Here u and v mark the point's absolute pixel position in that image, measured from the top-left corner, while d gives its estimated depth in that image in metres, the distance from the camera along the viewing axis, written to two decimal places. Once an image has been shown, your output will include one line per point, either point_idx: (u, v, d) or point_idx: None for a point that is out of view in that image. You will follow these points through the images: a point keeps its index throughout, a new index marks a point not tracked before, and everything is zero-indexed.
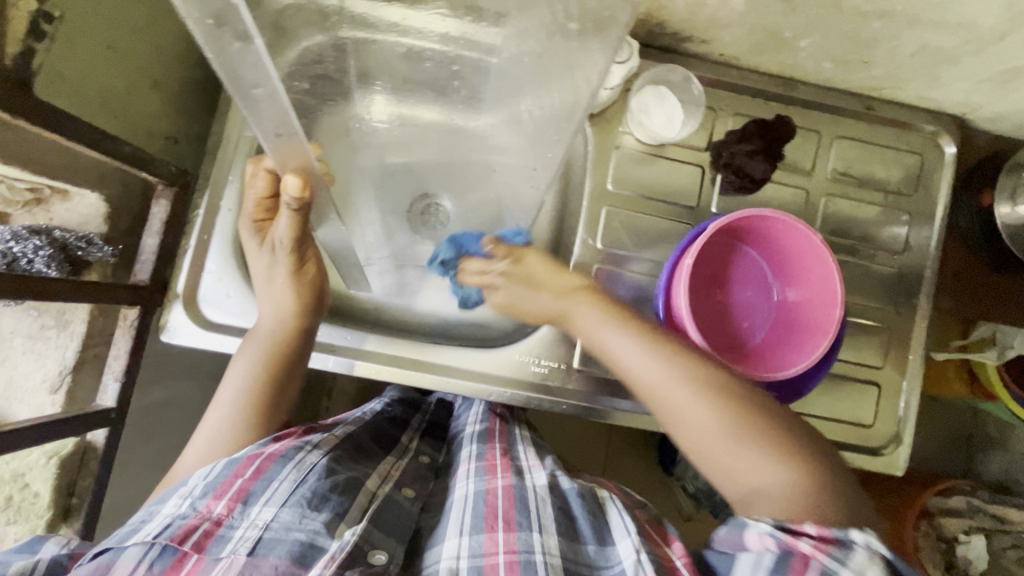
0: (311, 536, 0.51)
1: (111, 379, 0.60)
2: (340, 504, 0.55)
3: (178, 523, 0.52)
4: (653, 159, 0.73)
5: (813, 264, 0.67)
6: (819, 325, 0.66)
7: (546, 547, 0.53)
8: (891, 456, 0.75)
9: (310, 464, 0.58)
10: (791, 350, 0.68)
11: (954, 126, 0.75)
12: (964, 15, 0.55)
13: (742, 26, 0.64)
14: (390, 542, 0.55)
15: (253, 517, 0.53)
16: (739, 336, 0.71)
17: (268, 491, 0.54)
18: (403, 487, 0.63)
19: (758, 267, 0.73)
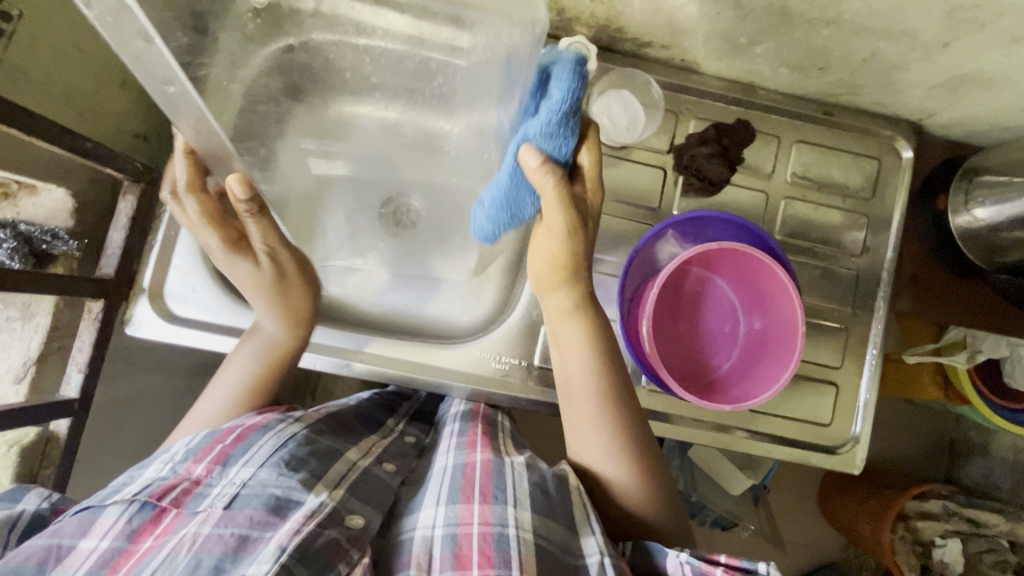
0: (287, 492, 0.52)
1: (75, 370, 0.62)
2: (317, 469, 0.56)
3: (158, 482, 0.53)
4: (615, 161, 0.75)
5: (783, 298, 0.66)
6: (777, 366, 0.65)
7: (520, 521, 0.54)
8: (848, 455, 0.76)
9: (290, 433, 0.59)
10: (756, 380, 0.67)
11: (911, 131, 0.76)
12: (907, 24, 0.57)
13: (697, 32, 0.66)
14: (367, 509, 0.55)
15: (231, 476, 0.53)
16: (706, 363, 0.70)
17: (248, 454, 0.55)
18: (384, 462, 0.64)
19: (730, 296, 0.71)
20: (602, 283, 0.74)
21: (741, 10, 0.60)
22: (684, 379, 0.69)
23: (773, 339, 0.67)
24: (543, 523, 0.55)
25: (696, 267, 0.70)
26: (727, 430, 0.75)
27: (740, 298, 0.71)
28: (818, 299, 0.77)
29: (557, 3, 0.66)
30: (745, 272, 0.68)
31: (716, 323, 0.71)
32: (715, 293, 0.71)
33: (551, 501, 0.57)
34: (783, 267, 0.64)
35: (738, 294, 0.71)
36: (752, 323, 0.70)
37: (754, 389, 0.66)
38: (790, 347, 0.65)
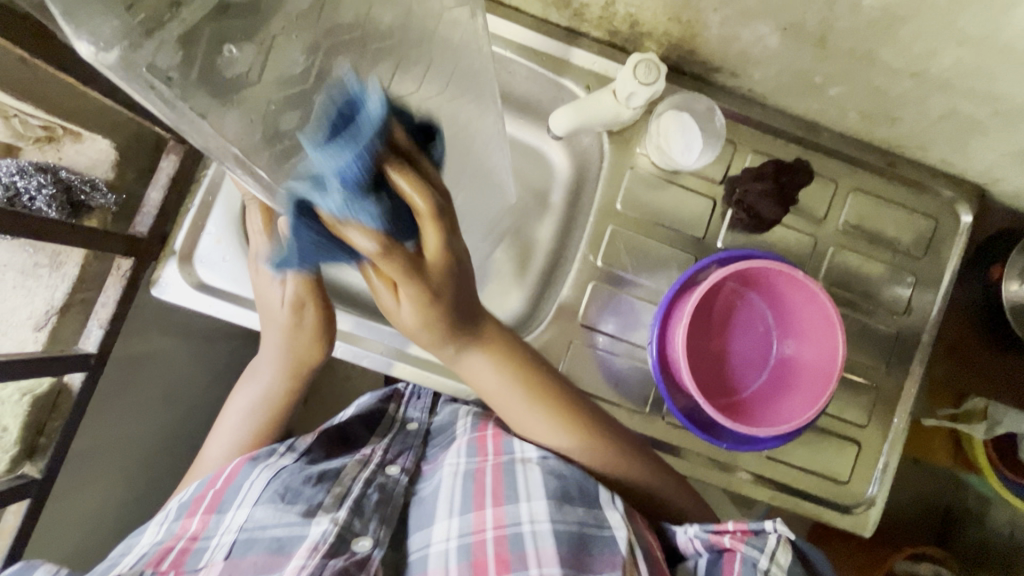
0: (288, 529, 0.57)
1: (95, 325, 0.60)
2: (314, 496, 0.60)
3: (155, 548, 0.58)
4: (666, 184, 0.72)
5: (818, 318, 0.63)
6: (820, 381, 0.63)
7: (531, 515, 0.57)
8: (861, 516, 0.74)
9: (281, 464, 0.63)
10: (778, 409, 0.64)
11: (974, 195, 0.74)
12: (998, 87, 0.55)
13: (774, 65, 0.64)
14: (378, 528, 0.59)
15: (228, 521, 0.59)
16: (731, 384, 0.67)
17: (242, 496, 0.60)
18: (388, 466, 0.67)
19: (762, 316, 0.68)
20: (634, 306, 0.73)
21: (824, 48, 0.58)
22: (708, 398, 0.66)
23: (814, 354, 0.64)
24: (556, 510, 0.57)
25: (734, 284, 0.66)
26: (740, 474, 0.73)
27: (772, 310, 0.67)
28: (852, 353, 0.75)
29: (632, 16, 0.64)
30: (777, 281, 0.64)
31: (749, 336, 0.68)
32: (745, 308, 0.68)
33: (564, 481, 0.59)
34: (816, 279, 0.61)
35: (769, 307, 0.67)
36: (786, 339, 0.67)
37: (797, 407, 0.63)
38: (824, 381, 0.62)
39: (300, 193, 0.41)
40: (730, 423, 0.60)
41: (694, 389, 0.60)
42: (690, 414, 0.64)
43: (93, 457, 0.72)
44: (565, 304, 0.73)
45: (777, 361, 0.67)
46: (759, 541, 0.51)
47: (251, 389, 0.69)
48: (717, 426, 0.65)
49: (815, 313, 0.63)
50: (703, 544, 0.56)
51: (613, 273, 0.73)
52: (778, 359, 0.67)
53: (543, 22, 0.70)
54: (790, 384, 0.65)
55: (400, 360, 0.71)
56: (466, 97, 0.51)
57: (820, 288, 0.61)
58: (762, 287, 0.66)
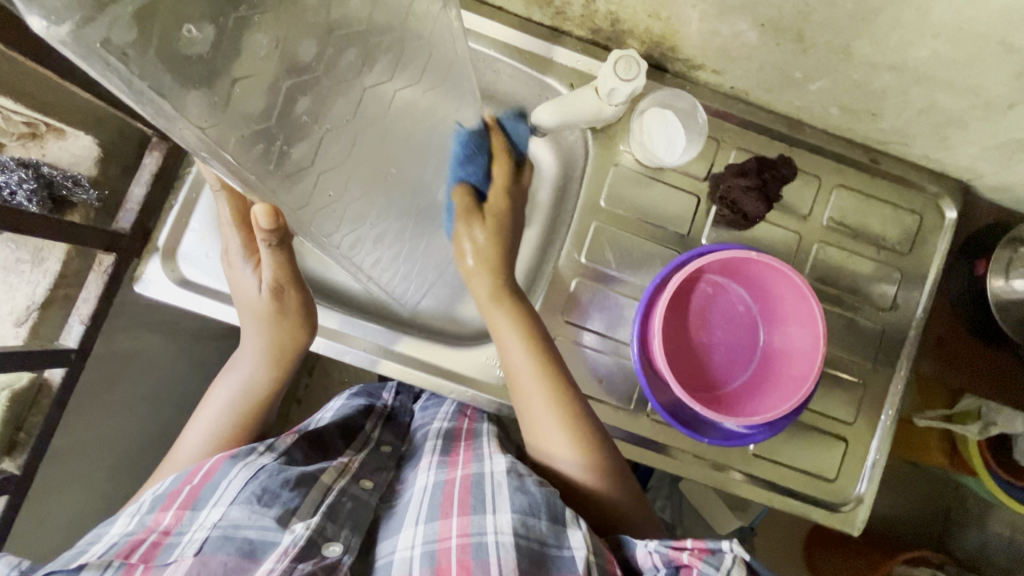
0: (261, 533, 0.56)
1: (77, 321, 0.61)
2: (291, 500, 0.59)
3: (125, 539, 0.56)
4: (649, 181, 0.73)
5: (800, 311, 0.63)
6: (802, 368, 0.62)
7: (497, 526, 0.57)
8: (849, 514, 0.73)
9: (260, 464, 0.62)
10: (762, 401, 0.64)
11: (958, 190, 0.74)
12: (975, 79, 0.55)
13: (754, 61, 0.64)
14: (344, 534, 0.60)
15: (201, 519, 0.57)
16: (714, 376, 0.67)
17: (217, 495, 0.59)
18: (361, 479, 0.67)
19: (745, 308, 0.68)
20: (619, 302, 0.73)
21: (802, 43, 0.58)
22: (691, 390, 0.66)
23: (796, 344, 0.64)
24: (520, 522, 0.57)
25: (716, 275, 0.67)
26: (727, 472, 0.73)
27: (754, 301, 0.67)
28: (838, 349, 0.74)
29: (613, 13, 0.65)
30: (759, 274, 0.64)
31: (732, 327, 0.67)
32: (727, 300, 0.68)
33: (531, 498, 0.58)
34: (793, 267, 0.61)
35: (753, 299, 0.67)
36: (769, 331, 0.66)
37: (781, 396, 0.63)
38: (805, 372, 0.62)
39: (276, 181, 0.41)
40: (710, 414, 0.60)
41: (673, 379, 0.60)
42: (674, 410, 0.64)
43: (76, 455, 0.72)
44: (550, 301, 0.73)
45: (761, 353, 0.67)
46: (715, 560, 0.49)
47: (227, 385, 0.69)
48: (703, 423, 0.64)
49: (795, 301, 0.63)
50: (660, 560, 0.54)
51: (598, 270, 0.73)
52: (762, 350, 0.66)
53: (526, 21, 0.71)
54: (773, 375, 0.65)
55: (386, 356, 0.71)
56: (441, 90, 0.53)
57: (798, 276, 0.61)
58: (744, 279, 0.66)
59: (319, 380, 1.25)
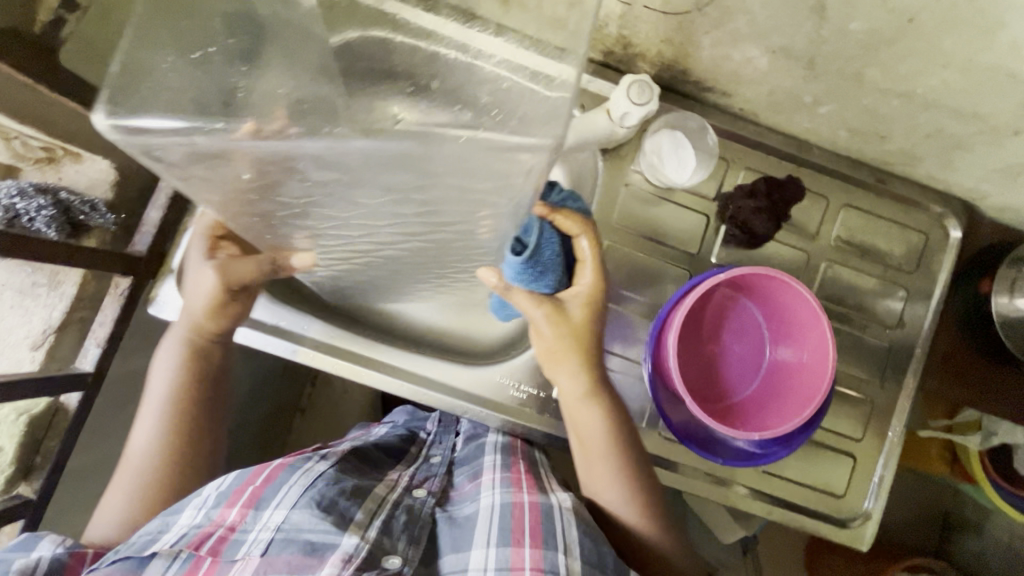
0: (322, 536, 0.57)
1: (94, 344, 0.61)
2: (349, 508, 0.60)
3: (194, 531, 0.59)
4: (660, 201, 0.73)
5: (809, 323, 0.63)
6: (812, 382, 0.62)
7: (569, 568, 0.55)
8: (858, 529, 0.74)
9: (317, 472, 0.63)
10: (772, 415, 0.64)
11: (962, 209, 0.75)
12: (981, 107, 0.56)
13: (765, 85, 0.65)
14: (405, 547, 0.59)
15: (265, 520, 0.59)
16: (724, 390, 0.67)
17: (281, 496, 0.60)
18: (414, 489, 0.68)
19: (755, 321, 0.69)
20: (629, 321, 0.73)
21: (813, 70, 0.59)
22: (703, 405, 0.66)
23: (807, 358, 0.64)
24: (588, 573, 0.56)
25: (725, 290, 0.67)
26: (738, 488, 0.74)
27: (764, 315, 0.68)
28: (846, 366, 0.75)
29: (625, 38, 0.65)
30: (769, 289, 0.65)
31: (743, 340, 0.68)
32: (737, 315, 0.69)
33: (600, 548, 0.57)
34: (800, 281, 0.61)
35: (761, 312, 0.68)
36: (780, 346, 0.67)
37: (791, 410, 0.63)
38: (815, 383, 0.62)
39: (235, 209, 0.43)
40: (723, 429, 0.60)
41: (688, 398, 0.60)
42: (686, 428, 0.64)
43: (90, 474, 0.72)
44: None
45: (772, 367, 0.67)
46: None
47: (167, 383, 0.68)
48: (715, 442, 0.64)
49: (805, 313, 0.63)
50: None
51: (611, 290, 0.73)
52: (773, 365, 0.67)
53: None
54: (784, 389, 0.66)
55: (400, 378, 0.72)
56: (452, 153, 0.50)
57: (808, 291, 0.61)
58: (753, 293, 0.67)
59: (323, 392, 1.24)
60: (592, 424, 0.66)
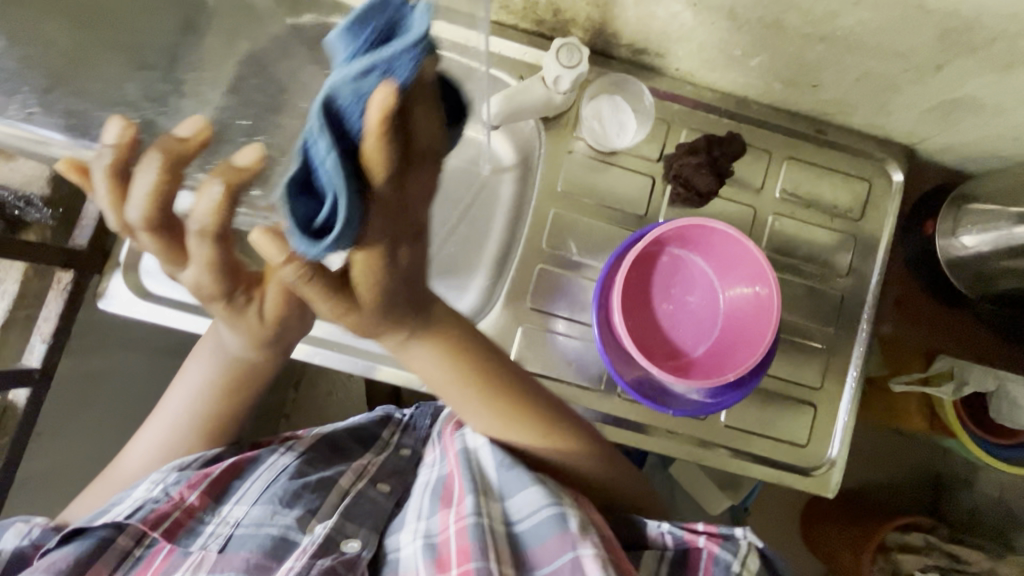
0: (281, 531, 0.61)
1: (39, 340, 0.61)
2: (312, 501, 0.63)
3: (151, 506, 0.61)
4: (604, 165, 0.74)
5: (757, 269, 0.63)
6: (760, 330, 0.63)
7: (491, 513, 0.60)
8: (823, 477, 0.74)
9: (282, 465, 0.66)
10: (727, 365, 0.65)
11: (904, 155, 0.76)
12: (899, 43, 0.57)
13: (693, 41, 0.66)
14: (361, 531, 0.62)
15: (224, 514, 0.63)
16: (681, 346, 0.68)
17: (241, 493, 0.64)
18: (379, 482, 0.67)
19: (707, 275, 0.69)
20: (582, 286, 0.74)
21: (735, 20, 0.60)
22: (660, 362, 0.67)
23: (755, 306, 0.65)
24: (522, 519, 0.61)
25: (674, 247, 0.68)
26: (703, 445, 0.74)
27: (714, 267, 0.68)
28: (801, 317, 0.76)
29: (553, 3, 0.66)
30: (717, 241, 0.65)
31: (697, 294, 0.68)
32: (690, 268, 0.69)
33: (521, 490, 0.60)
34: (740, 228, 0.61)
35: (713, 265, 0.68)
36: (733, 297, 0.67)
37: (742, 357, 0.64)
38: (765, 327, 0.62)
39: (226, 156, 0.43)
40: (676, 381, 0.61)
41: (636, 354, 0.61)
42: (640, 385, 0.65)
43: (53, 476, 0.72)
44: (515, 290, 0.74)
45: (723, 320, 0.68)
46: (730, 545, 0.57)
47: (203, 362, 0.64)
48: (671, 396, 0.65)
49: (751, 260, 0.64)
50: (672, 538, 0.60)
51: (562, 256, 0.74)
52: (725, 317, 0.68)
53: None
54: (738, 338, 0.66)
55: (351, 352, 0.74)
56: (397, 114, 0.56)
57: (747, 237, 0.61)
58: (701, 247, 0.67)
59: (303, 393, 1.24)
60: (467, 398, 0.60)
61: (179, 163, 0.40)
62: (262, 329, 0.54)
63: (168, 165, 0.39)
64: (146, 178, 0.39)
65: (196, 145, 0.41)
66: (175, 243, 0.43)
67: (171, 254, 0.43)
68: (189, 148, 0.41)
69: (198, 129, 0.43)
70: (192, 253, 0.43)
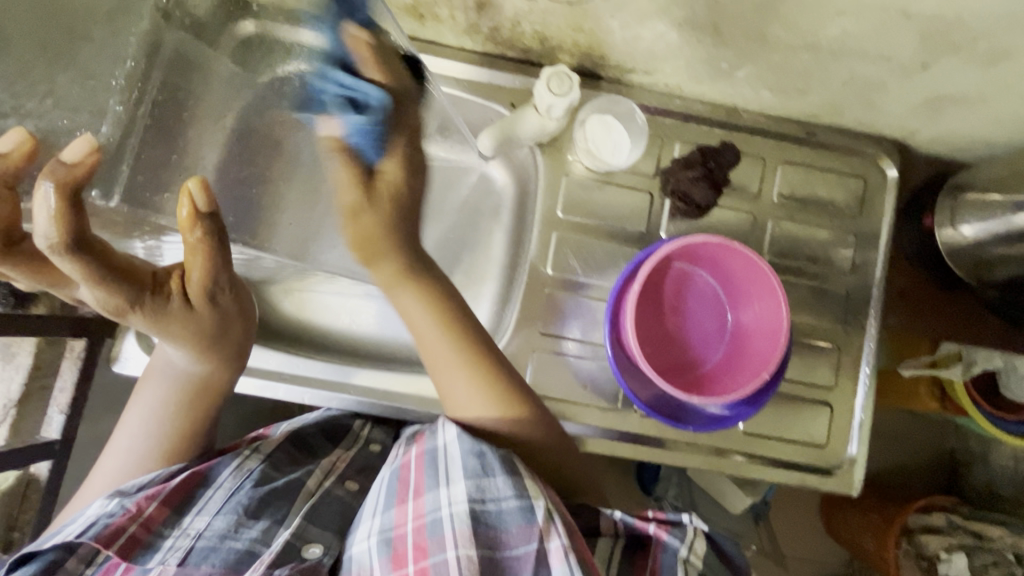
0: (249, 544, 0.60)
1: (56, 412, 0.63)
2: (277, 511, 0.63)
3: (105, 521, 0.57)
4: (601, 185, 0.75)
5: (763, 284, 0.64)
6: (771, 342, 0.63)
7: (452, 499, 0.56)
8: (845, 476, 0.75)
9: (248, 470, 0.65)
10: (737, 377, 0.65)
11: (896, 149, 0.77)
12: (882, 48, 0.58)
13: (679, 58, 0.67)
14: (325, 535, 0.62)
15: (185, 526, 0.60)
16: (692, 360, 0.68)
17: (203, 502, 0.62)
18: (346, 479, 0.69)
19: (712, 288, 0.69)
20: (591, 307, 0.74)
21: (719, 37, 0.61)
22: (672, 379, 0.67)
23: (764, 316, 0.65)
24: (473, 488, 0.56)
25: (679, 262, 0.68)
26: (723, 454, 0.74)
27: (719, 281, 0.69)
28: (809, 318, 0.76)
29: (539, 32, 0.66)
30: (723, 257, 0.66)
31: (703, 309, 0.69)
32: (695, 282, 0.69)
33: (483, 461, 0.58)
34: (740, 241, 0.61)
35: (719, 280, 0.69)
36: (741, 309, 0.68)
37: (755, 369, 0.64)
38: (774, 340, 0.63)
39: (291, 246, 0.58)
40: (688, 397, 0.61)
41: (649, 374, 0.60)
42: (656, 404, 0.65)
43: None
44: (524, 316, 0.74)
45: (735, 333, 0.68)
46: (679, 531, 0.58)
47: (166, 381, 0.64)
48: (686, 412, 0.65)
49: (754, 273, 0.64)
50: (625, 525, 0.61)
51: (567, 279, 0.74)
52: (736, 330, 0.68)
53: (460, 50, 0.73)
54: (748, 351, 0.66)
55: (368, 396, 0.74)
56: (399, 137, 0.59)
57: (749, 251, 0.62)
58: (706, 263, 0.67)
59: None
60: (434, 343, 0.64)
61: (74, 188, 0.37)
62: (200, 321, 0.52)
63: (63, 188, 0.37)
64: (43, 205, 0.37)
65: (87, 170, 0.38)
66: (39, 264, 0.44)
67: (48, 277, 0.45)
68: (79, 173, 0.38)
69: (17, 140, 0.37)
70: (64, 268, 0.41)
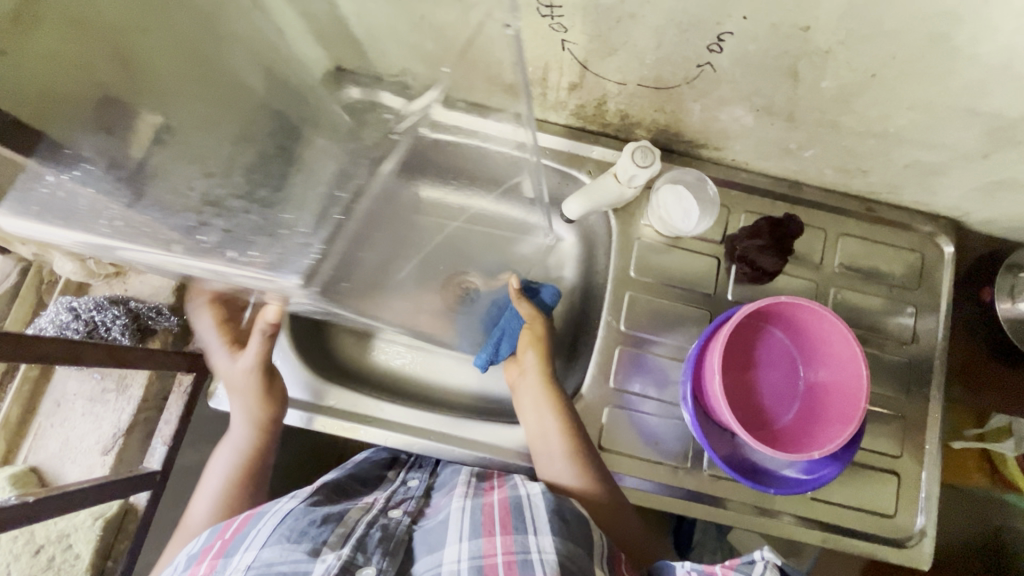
0: (293, 566, 0.60)
1: (160, 443, 0.73)
2: (321, 534, 0.63)
3: None
4: (671, 249, 0.79)
5: (839, 345, 0.66)
6: (852, 398, 0.65)
7: (541, 546, 0.59)
8: (916, 549, 0.74)
9: (285, 511, 0.66)
10: (817, 436, 0.66)
11: (952, 227, 0.81)
12: (947, 139, 0.63)
13: (751, 138, 0.73)
14: (379, 556, 0.62)
15: (237, 562, 0.61)
16: (766, 418, 0.70)
17: (250, 539, 0.63)
18: (389, 510, 0.70)
19: (784, 347, 0.72)
20: (660, 364, 0.77)
21: (793, 121, 0.67)
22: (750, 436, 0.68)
23: (842, 379, 0.66)
24: (564, 547, 0.59)
25: (752, 320, 0.71)
26: (791, 520, 0.74)
27: (792, 340, 0.71)
28: (873, 387, 0.78)
29: (623, 111, 0.73)
30: (799, 318, 0.69)
31: (776, 367, 0.72)
32: (769, 342, 0.72)
33: (569, 526, 0.62)
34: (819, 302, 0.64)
35: (792, 340, 0.71)
36: (814, 367, 0.70)
37: (835, 428, 0.65)
38: (854, 400, 0.64)
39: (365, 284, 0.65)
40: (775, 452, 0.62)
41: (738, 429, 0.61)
42: (735, 461, 0.66)
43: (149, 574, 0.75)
44: (594, 371, 0.77)
45: (811, 390, 0.70)
46: (746, 566, 0.56)
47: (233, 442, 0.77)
48: (765, 472, 0.66)
49: (832, 335, 0.67)
50: None
51: (636, 335, 0.78)
52: (810, 388, 0.70)
53: (544, 122, 0.80)
54: (826, 408, 0.68)
55: (449, 441, 0.76)
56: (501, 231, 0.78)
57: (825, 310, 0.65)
58: (781, 323, 0.70)
59: None
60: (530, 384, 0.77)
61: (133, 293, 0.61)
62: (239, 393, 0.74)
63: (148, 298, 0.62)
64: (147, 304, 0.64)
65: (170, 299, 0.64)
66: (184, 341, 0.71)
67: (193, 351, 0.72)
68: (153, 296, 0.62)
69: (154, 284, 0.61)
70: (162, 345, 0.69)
